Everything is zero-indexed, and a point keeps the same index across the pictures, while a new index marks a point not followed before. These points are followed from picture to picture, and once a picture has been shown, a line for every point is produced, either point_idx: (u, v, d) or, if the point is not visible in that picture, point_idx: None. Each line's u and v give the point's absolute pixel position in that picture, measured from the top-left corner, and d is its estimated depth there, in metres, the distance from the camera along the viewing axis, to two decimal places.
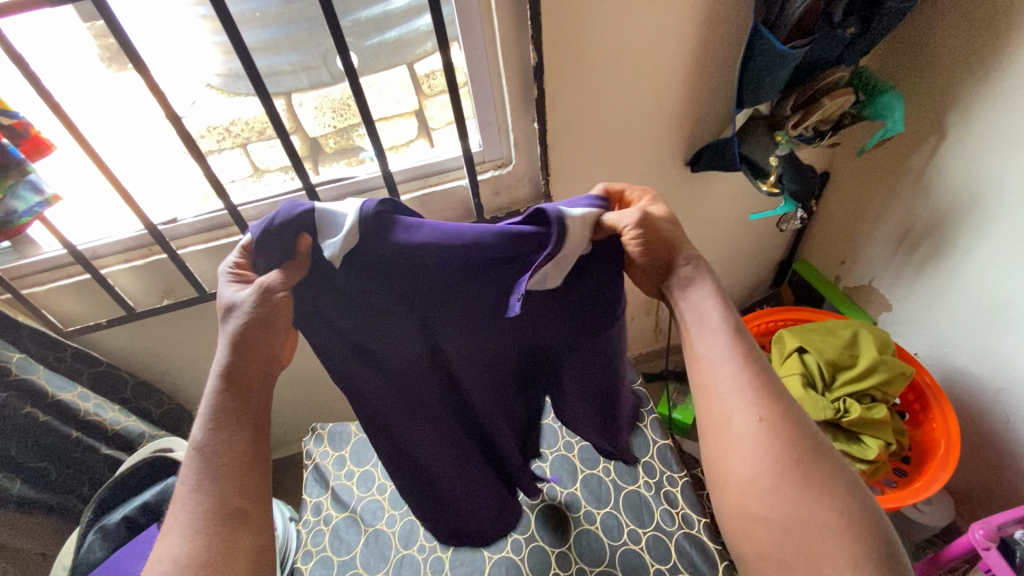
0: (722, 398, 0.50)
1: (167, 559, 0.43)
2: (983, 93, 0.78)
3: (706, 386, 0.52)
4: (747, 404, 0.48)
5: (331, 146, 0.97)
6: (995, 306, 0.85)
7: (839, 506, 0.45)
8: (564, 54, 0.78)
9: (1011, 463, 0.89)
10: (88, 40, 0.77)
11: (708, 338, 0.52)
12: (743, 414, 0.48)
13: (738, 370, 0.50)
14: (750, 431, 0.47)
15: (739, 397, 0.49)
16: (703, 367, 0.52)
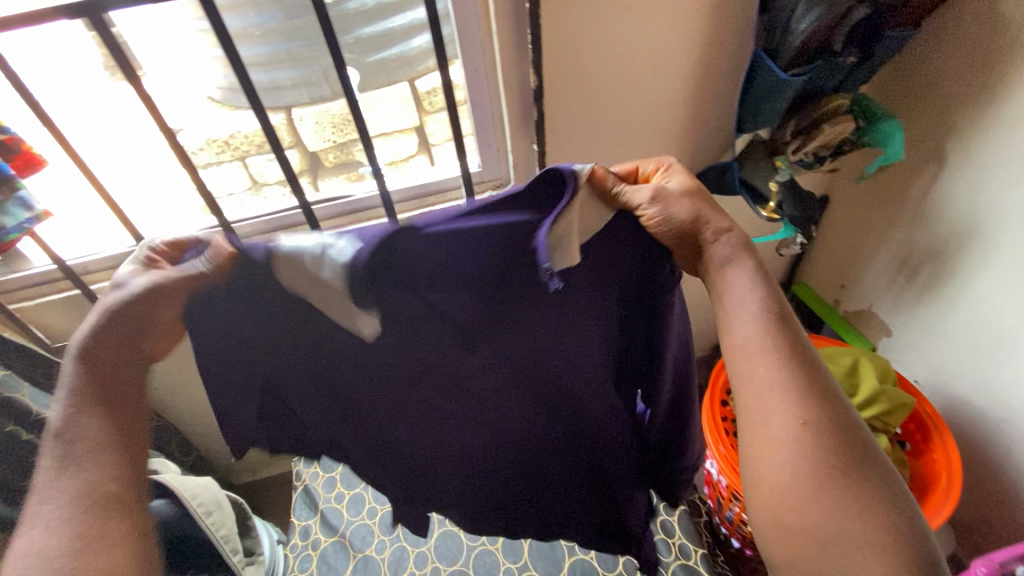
0: (763, 399, 0.49)
1: (30, 553, 0.44)
2: (984, 123, 0.78)
3: (745, 381, 0.50)
4: (790, 406, 0.48)
5: (330, 160, 0.98)
6: (997, 335, 0.84)
7: (878, 520, 0.45)
8: (564, 77, 0.78)
9: (1014, 496, 0.87)
10: (90, 49, 0.76)
11: (746, 321, 0.51)
12: (785, 414, 0.47)
13: (781, 372, 0.49)
14: (790, 435, 0.47)
15: (782, 399, 0.48)
16: (743, 361, 0.51)
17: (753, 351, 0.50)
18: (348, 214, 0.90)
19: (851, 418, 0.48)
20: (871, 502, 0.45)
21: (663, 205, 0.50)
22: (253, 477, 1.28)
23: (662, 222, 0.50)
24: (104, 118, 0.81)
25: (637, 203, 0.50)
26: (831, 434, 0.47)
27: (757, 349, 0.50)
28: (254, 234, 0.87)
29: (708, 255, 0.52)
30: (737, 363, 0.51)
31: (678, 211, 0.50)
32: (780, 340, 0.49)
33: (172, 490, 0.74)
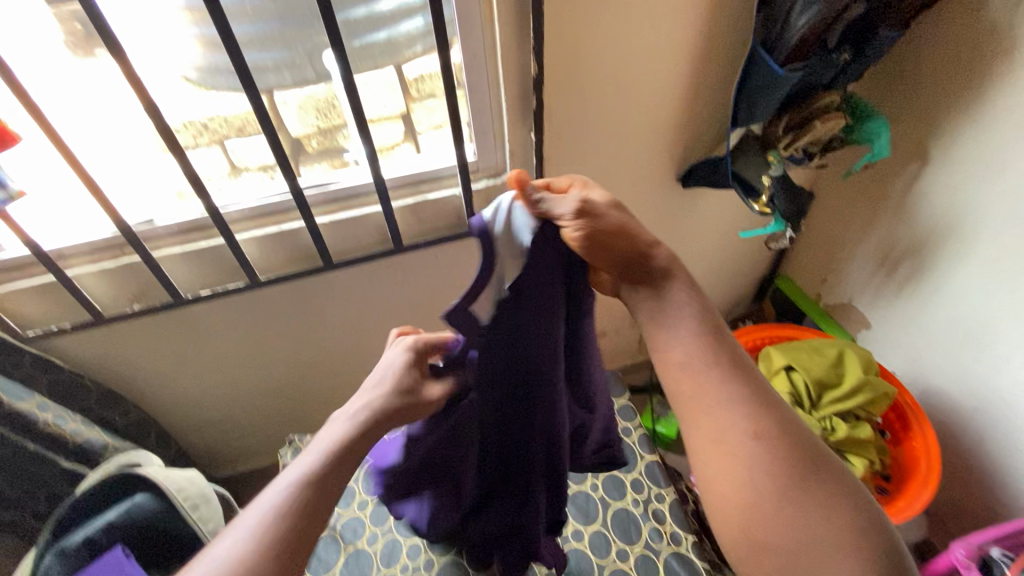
0: (714, 418, 0.50)
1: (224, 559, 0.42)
2: (966, 122, 0.80)
3: (694, 403, 0.51)
4: (740, 421, 0.49)
5: (313, 147, 0.89)
6: (972, 327, 0.87)
7: (839, 521, 0.46)
8: (564, 65, 0.77)
9: (983, 480, 0.92)
10: (52, 24, 0.68)
11: (679, 342, 0.53)
12: (739, 430, 0.48)
13: (728, 387, 0.51)
14: (749, 450, 0.48)
15: (736, 415, 0.49)
16: (687, 380, 0.52)
17: (704, 372, 0.51)
18: (341, 201, 0.88)
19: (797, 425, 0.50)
20: (835, 506, 0.47)
21: (584, 216, 0.52)
22: (235, 471, 1.25)
23: (580, 232, 0.52)
24: (84, 94, 0.74)
25: (560, 213, 0.52)
26: (780, 443, 0.49)
27: (701, 364, 0.52)
28: (241, 220, 0.84)
29: (642, 266, 0.55)
30: (679, 381, 0.53)
31: (603, 222, 0.52)
32: (716, 350, 0.52)
33: (157, 485, 0.72)
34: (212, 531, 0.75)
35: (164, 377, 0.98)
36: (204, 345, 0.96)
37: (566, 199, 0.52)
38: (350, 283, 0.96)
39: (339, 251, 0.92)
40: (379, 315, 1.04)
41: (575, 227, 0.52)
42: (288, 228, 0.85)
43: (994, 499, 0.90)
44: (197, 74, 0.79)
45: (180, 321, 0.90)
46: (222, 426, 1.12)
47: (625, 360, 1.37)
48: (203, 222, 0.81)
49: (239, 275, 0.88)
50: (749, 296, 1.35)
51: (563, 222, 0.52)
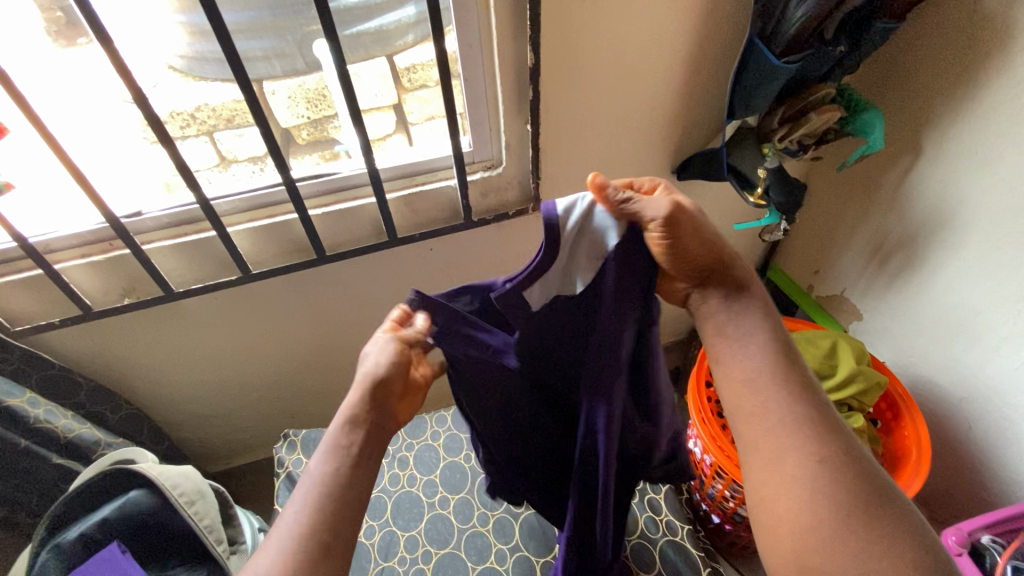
0: (773, 436, 0.51)
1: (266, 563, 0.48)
2: (960, 115, 0.81)
3: (749, 414, 0.53)
4: (805, 445, 0.50)
5: (304, 138, 0.89)
6: (962, 318, 0.89)
7: (904, 553, 0.45)
8: (562, 56, 0.76)
9: (970, 467, 0.93)
10: (31, 12, 0.67)
11: (745, 356, 0.55)
12: (802, 452, 0.49)
13: (796, 407, 0.51)
14: (810, 471, 0.48)
15: (802, 440, 0.50)
16: (751, 400, 0.53)
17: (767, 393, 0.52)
18: (334, 192, 0.86)
19: (857, 453, 0.50)
20: (897, 537, 0.46)
21: (672, 224, 0.50)
22: (228, 465, 1.24)
23: (665, 241, 0.50)
24: (71, 82, 0.72)
25: (652, 213, 0.50)
26: (844, 468, 0.49)
27: (769, 382, 0.53)
28: (233, 212, 0.83)
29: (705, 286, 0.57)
30: (743, 398, 0.54)
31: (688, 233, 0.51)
32: (786, 376, 0.53)
33: (151, 481, 0.71)
34: (209, 526, 0.73)
35: (155, 372, 0.97)
36: (196, 340, 0.95)
37: (657, 198, 0.50)
38: (344, 276, 0.95)
39: (332, 244, 0.91)
40: (373, 308, 1.03)
41: (659, 234, 0.50)
42: (281, 220, 0.84)
43: (981, 486, 0.92)
44: (183, 63, 0.78)
45: (172, 315, 0.89)
46: (215, 420, 1.11)
47: None
48: (194, 214, 0.80)
49: (231, 268, 0.87)
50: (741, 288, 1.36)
51: (651, 226, 0.50)
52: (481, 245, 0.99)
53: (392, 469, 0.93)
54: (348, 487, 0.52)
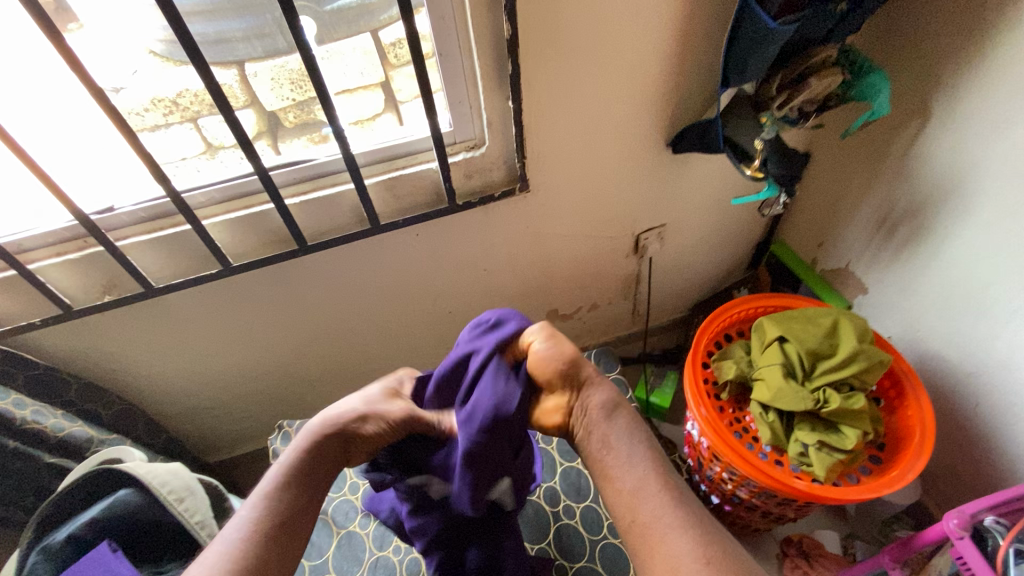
0: (673, 552, 0.54)
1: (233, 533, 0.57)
2: (973, 74, 0.75)
3: (639, 525, 0.58)
4: (687, 548, 0.54)
5: (291, 121, 0.83)
6: (972, 290, 0.85)
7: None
8: (540, 27, 0.72)
9: (977, 444, 0.91)
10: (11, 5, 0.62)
11: (621, 463, 0.62)
12: (688, 556, 0.53)
13: (669, 510, 0.57)
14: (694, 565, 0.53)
15: (680, 537, 0.55)
16: (644, 515, 0.58)
17: (644, 499, 0.58)
18: (312, 179, 0.83)
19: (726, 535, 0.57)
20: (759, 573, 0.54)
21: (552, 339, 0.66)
22: (230, 453, 1.25)
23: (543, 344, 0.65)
24: (32, 76, 0.68)
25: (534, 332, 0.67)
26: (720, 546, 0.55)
27: (652, 491, 0.59)
28: (209, 203, 0.80)
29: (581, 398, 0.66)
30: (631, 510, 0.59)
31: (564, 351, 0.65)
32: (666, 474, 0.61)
33: (138, 479, 0.71)
34: (200, 522, 0.74)
35: (146, 367, 0.97)
36: (183, 334, 0.93)
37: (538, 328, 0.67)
38: (329, 265, 0.93)
39: (315, 233, 0.89)
40: (363, 296, 1.01)
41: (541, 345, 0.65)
42: (258, 211, 0.82)
43: (987, 462, 0.90)
44: (163, 47, 0.72)
45: (155, 310, 0.87)
46: (212, 411, 1.12)
47: (619, 330, 1.35)
48: (168, 207, 0.78)
49: (211, 262, 0.85)
50: (744, 263, 1.32)
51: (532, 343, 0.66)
52: (468, 229, 0.96)
53: None
54: (283, 522, 0.59)
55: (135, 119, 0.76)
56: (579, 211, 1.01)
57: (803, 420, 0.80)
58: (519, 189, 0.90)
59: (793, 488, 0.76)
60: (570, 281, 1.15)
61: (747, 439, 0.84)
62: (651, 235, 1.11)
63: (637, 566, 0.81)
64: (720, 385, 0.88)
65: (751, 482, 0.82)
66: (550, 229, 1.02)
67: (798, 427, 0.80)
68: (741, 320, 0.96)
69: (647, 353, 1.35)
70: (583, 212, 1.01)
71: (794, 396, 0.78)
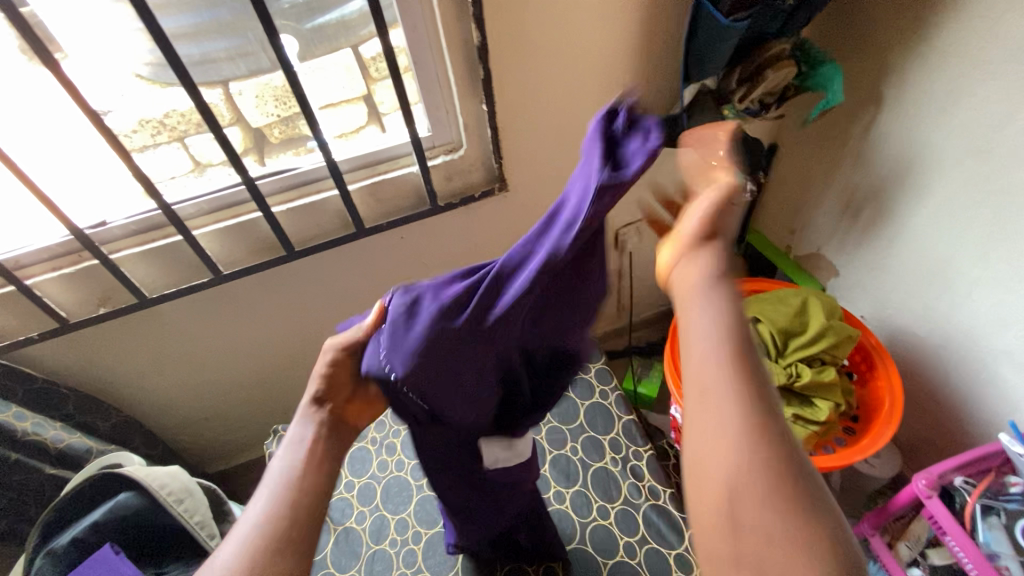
0: (710, 397, 0.38)
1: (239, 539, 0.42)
2: (918, 61, 0.80)
3: (693, 384, 0.40)
4: (739, 409, 0.37)
5: (276, 136, 0.87)
6: (934, 265, 0.89)
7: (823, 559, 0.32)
8: (508, 33, 0.76)
9: (949, 413, 0.94)
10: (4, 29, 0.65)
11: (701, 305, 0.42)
12: (738, 417, 0.37)
13: (738, 404, 0.37)
14: (740, 442, 0.36)
15: (727, 400, 0.37)
16: (699, 375, 0.40)
17: (706, 369, 0.39)
18: (296, 188, 0.87)
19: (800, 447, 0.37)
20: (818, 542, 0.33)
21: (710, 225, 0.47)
22: (228, 464, 1.27)
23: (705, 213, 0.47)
24: (26, 101, 0.71)
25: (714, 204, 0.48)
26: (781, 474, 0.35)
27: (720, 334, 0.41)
28: (198, 215, 0.84)
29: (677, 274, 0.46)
30: (693, 365, 0.40)
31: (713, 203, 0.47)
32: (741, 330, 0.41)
33: (138, 482, 0.74)
34: (201, 522, 0.77)
35: (141, 377, 0.99)
36: (178, 344, 0.96)
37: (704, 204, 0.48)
38: (318, 270, 0.96)
39: (303, 239, 0.92)
40: (353, 300, 1.04)
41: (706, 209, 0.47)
42: (246, 220, 0.85)
43: (961, 429, 0.94)
44: (149, 70, 0.75)
45: (150, 321, 0.90)
46: (209, 421, 1.14)
47: (604, 325, 1.39)
48: (159, 219, 0.81)
49: (203, 271, 0.88)
50: (722, 253, 1.37)
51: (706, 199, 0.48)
52: (451, 230, 0.99)
53: (380, 456, 0.96)
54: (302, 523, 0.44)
55: (126, 140, 0.79)
56: None
57: (779, 396, 0.83)
58: (498, 188, 0.94)
59: None
60: None
61: None
62: (629, 229, 1.15)
63: (626, 545, 0.83)
64: None
65: None
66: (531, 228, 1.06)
67: (774, 402, 0.83)
68: None
69: (633, 346, 1.38)
70: None
71: None
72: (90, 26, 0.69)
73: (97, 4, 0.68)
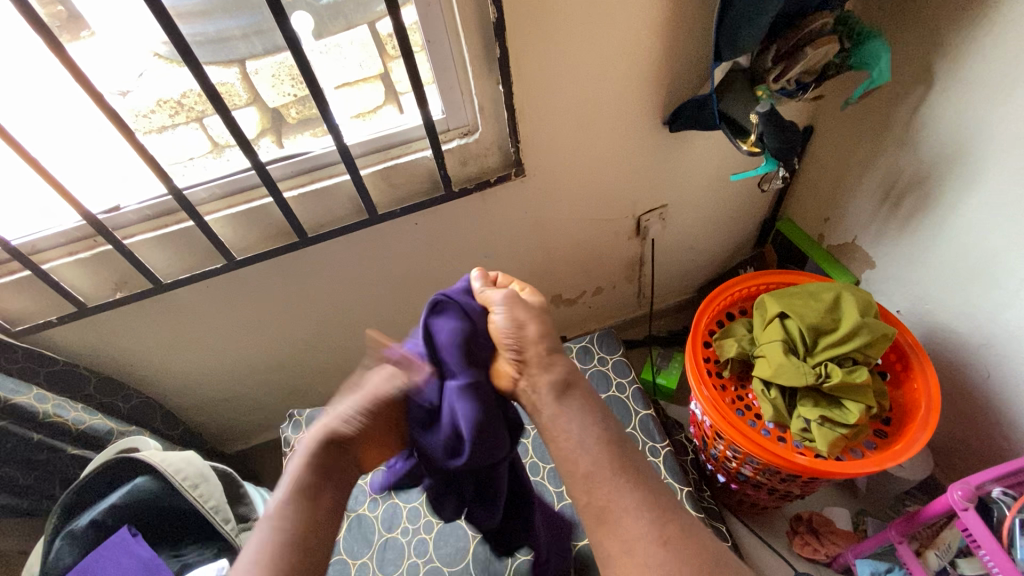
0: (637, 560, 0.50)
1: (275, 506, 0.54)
2: (977, 37, 0.73)
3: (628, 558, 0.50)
4: (648, 530, 0.51)
5: (293, 117, 0.84)
6: (981, 260, 0.83)
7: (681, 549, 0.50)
8: (526, 9, 0.71)
9: (992, 417, 0.89)
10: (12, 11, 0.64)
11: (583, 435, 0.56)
12: (647, 538, 0.51)
13: (628, 491, 0.53)
14: (654, 550, 0.50)
15: (637, 518, 0.52)
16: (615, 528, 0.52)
17: (598, 481, 0.54)
18: (308, 172, 0.85)
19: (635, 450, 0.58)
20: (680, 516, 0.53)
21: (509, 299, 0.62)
22: (247, 444, 1.29)
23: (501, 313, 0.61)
24: (35, 82, 0.71)
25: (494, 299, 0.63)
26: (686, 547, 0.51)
27: (609, 475, 0.54)
28: (210, 200, 0.82)
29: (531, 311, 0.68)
30: (595, 493, 0.54)
31: (521, 314, 0.61)
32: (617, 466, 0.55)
33: (154, 467, 0.75)
34: (216, 507, 0.77)
35: (160, 361, 1.00)
36: (194, 328, 0.96)
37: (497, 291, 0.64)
38: (332, 256, 0.94)
39: (316, 225, 0.91)
40: (367, 287, 1.03)
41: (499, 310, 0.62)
42: (257, 205, 0.83)
43: (1000, 433, 0.88)
44: (166, 49, 0.74)
45: (165, 305, 0.90)
46: (226, 403, 1.15)
47: (624, 313, 1.36)
48: (171, 204, 0.80)
49: (216, 256, 0.87)
50: (749, 241, 1.30)
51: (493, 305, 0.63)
52: (466, 217, 0.97)
53: None
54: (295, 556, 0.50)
55: (142, 122, 0.78)
56: (577, 195, 1.01)
57: (806, 396, 0.80)
58: (515, 173, 0.90)
59: (795, 464, 0.75)
60: (573, 265, 1.16)
61: (750, 416, 0.84)
62: (652, 216, 1.10)
63: None
64: (722, 362, 0.88)
65: (754, 459, 0.82)
66: (549, 215, 1.03)
67: (801, 403, 0.79)
68: (743, 298, 0.95)
69: (653, 336, 1.35)
70: (581, 196, 1.01)
71: (795, 372, 0.78)
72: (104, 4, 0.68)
73: None
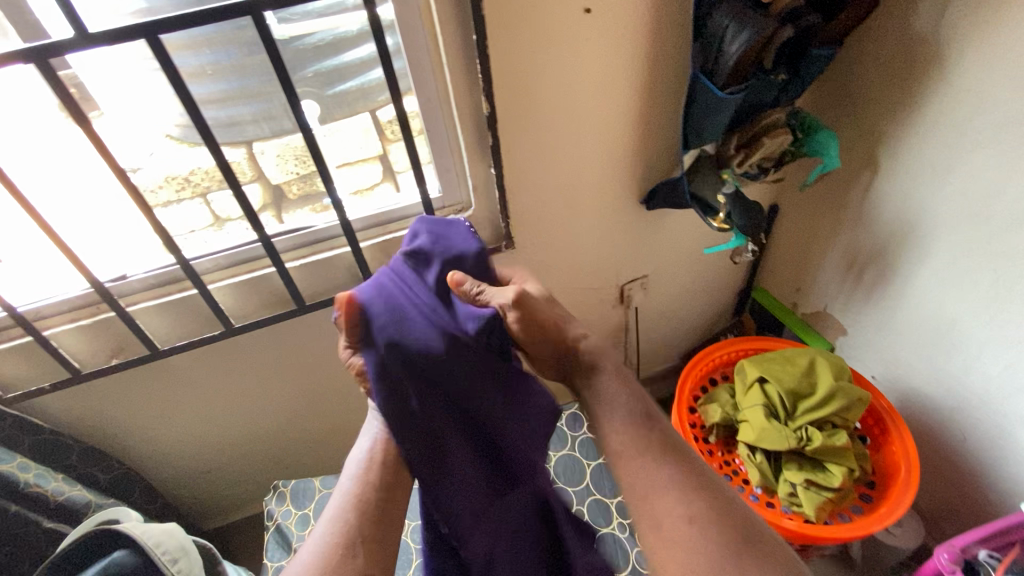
0: (663, 537, 0.49)
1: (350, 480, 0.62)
2: (910, 130, 0.83)
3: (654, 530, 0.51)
4: (675, 505, 0.50)
5: (295, 193, 0.91)
6: (941, 327, 0.88)
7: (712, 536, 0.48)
8: (516, 102, 0.80)
9: (972, 479, 0.91)
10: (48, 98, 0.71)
11: (609, 411, 0.58)
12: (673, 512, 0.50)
13: (666, 467, 0.53)
14: (692, 521, 0.49)
15: (670, 498, 0.51)
16: (649, 474, 0.53)
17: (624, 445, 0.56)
18: (311, 244, 0.90)
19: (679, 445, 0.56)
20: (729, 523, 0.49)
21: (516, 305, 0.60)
22: (228, 518, 1.24)
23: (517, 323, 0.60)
24: (51, 161, 0.75)
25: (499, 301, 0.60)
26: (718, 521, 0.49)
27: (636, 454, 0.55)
28: (215, 269, 0.86)
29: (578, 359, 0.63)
30: (631, 479, 0.54)
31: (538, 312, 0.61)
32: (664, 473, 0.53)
33: (135, 539, 0.73)
34: None
35: (145, 430, 0.99)
36: (185, 396, 0.97)
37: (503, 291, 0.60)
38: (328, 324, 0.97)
39: (314, 293, 0.94)
40: None
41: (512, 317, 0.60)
42: (259, 275, 0.87)
43: (983, 497, 0.90)
44: (179, 130, 0.79)
45: (158, 372, 0.91)
46: (208, 474, 1.12)
47: None
48: (177, 273, 0.84)
49: (215, 323, 0.90)
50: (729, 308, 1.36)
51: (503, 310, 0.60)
52: None
53: None
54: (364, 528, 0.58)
55: (151, 196, 0.83)
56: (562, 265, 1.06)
57: (790, 460, 0.81)
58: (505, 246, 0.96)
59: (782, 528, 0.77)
60: None
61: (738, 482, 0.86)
62: (634, 285, 1.16)
63: None
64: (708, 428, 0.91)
65: None
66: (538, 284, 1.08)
67: (785, 466, 0.81)
68: (724, 364, 0.99)
69: None
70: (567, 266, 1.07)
71: (778, 436, 0.80)
72: (125, 91, 0.74)
73: (136, 74, 0.73)
